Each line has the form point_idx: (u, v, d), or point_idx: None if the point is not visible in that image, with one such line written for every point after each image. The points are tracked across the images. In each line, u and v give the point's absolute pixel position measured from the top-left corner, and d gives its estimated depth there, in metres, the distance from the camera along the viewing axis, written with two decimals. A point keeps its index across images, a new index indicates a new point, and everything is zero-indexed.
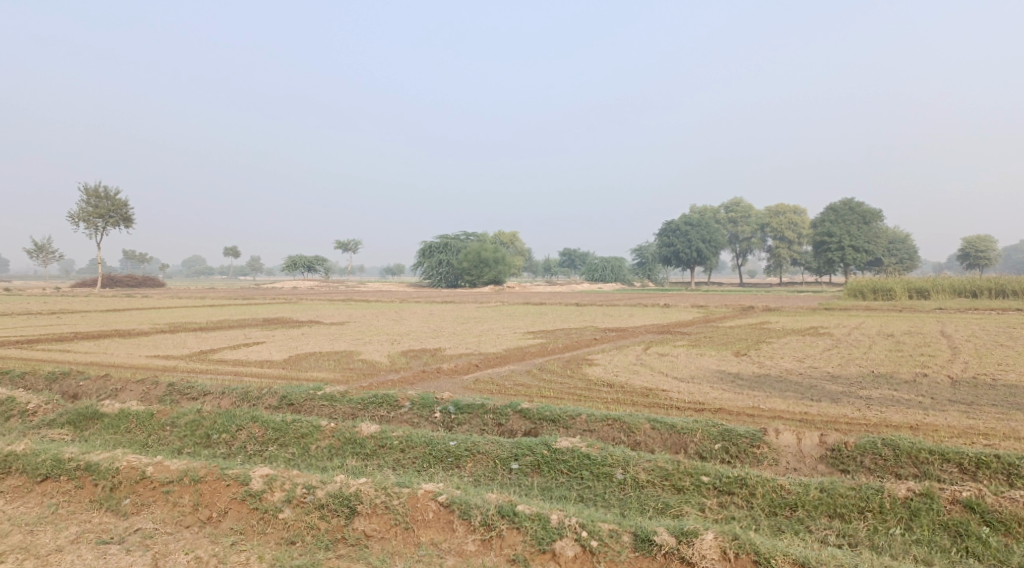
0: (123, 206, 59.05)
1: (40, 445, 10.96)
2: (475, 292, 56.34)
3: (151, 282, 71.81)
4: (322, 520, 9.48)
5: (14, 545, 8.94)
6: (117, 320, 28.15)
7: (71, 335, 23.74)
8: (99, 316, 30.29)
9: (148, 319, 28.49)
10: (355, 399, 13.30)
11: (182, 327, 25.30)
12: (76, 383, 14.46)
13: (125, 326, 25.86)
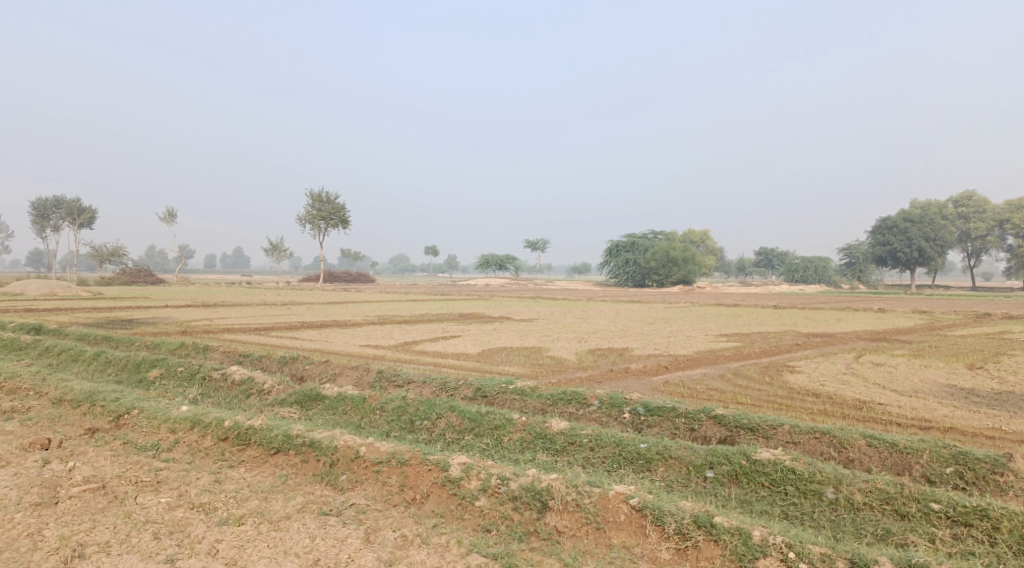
0: (342, 208, 63.72)
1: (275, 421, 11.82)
2: (667, 292, 55.44)
3: (359, 277, 77.00)
4: (516, 511, 9.56)
5: (252, 510, 9.58)
6: (335, 312, 30.33)
7: (296, 323, 25.88)
8: (317, 307, 32.80)
9: (360, 312, 30.45)
10: (544, 394, 13.34)
11: (389, 320, 26.78)
12: (303, 367, 15.69)
13: (341, 317, 27.79)
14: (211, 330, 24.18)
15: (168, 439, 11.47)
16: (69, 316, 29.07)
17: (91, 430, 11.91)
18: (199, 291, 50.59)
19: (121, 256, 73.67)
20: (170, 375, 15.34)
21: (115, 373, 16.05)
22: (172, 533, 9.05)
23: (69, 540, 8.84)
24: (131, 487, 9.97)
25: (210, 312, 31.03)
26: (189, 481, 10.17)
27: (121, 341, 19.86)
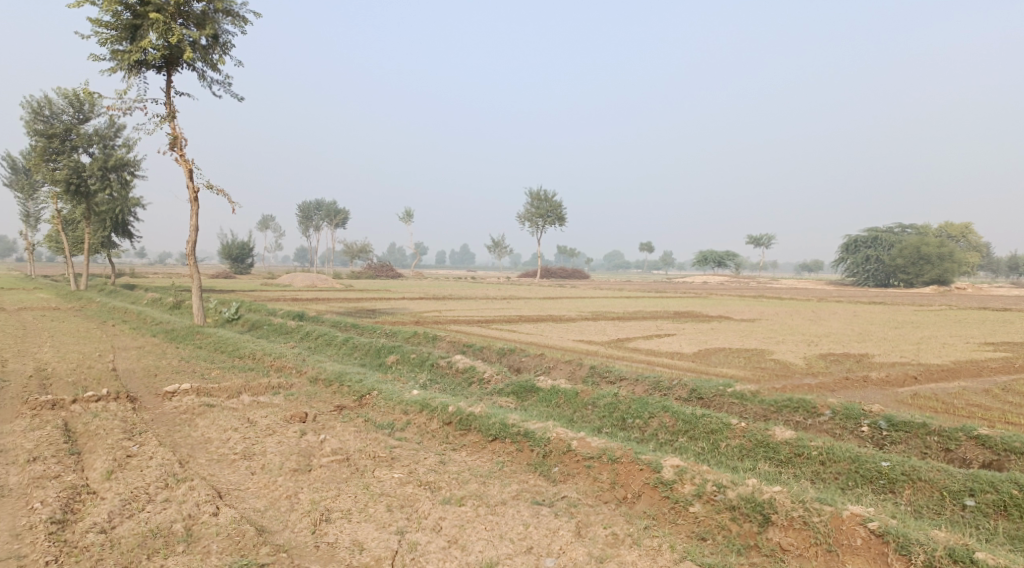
0: (559, 206, 64.35)
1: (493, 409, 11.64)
2: (916, 293, 50.63)
3: (578, 273, 77.88)
4: (734, 522, 8.75)
5: (471, 492, 9.15)
6: (551, 306, 30.59)
7: (515, 317, 26.34)
8: (535, 302, 33.36)
9: (576, 307, 30.48)
10: (768, 401, 12.21)
11: (604, 316, 26.50)
12: (519, 358, 15.74)
13: (557, 312, 27.96)
14: (438, 322, 25.20)
15: (402, 419, 11.81)
16: (321, 305, 31.91)
17: (339, 408, 12.78)
18: (430, 285, 53.53)
19: (364, 253, 80.30)
20: (404, 360, 16.00)
21: (361, 357, 17.11)
22: (403, 506, 8.67)
23: (318, 505, 8.66)
24: (369, 460, 9.98)
25: (439, 304, 32.53)
26: (418, 459, 10.02)
27: (366, 329, 21.24)
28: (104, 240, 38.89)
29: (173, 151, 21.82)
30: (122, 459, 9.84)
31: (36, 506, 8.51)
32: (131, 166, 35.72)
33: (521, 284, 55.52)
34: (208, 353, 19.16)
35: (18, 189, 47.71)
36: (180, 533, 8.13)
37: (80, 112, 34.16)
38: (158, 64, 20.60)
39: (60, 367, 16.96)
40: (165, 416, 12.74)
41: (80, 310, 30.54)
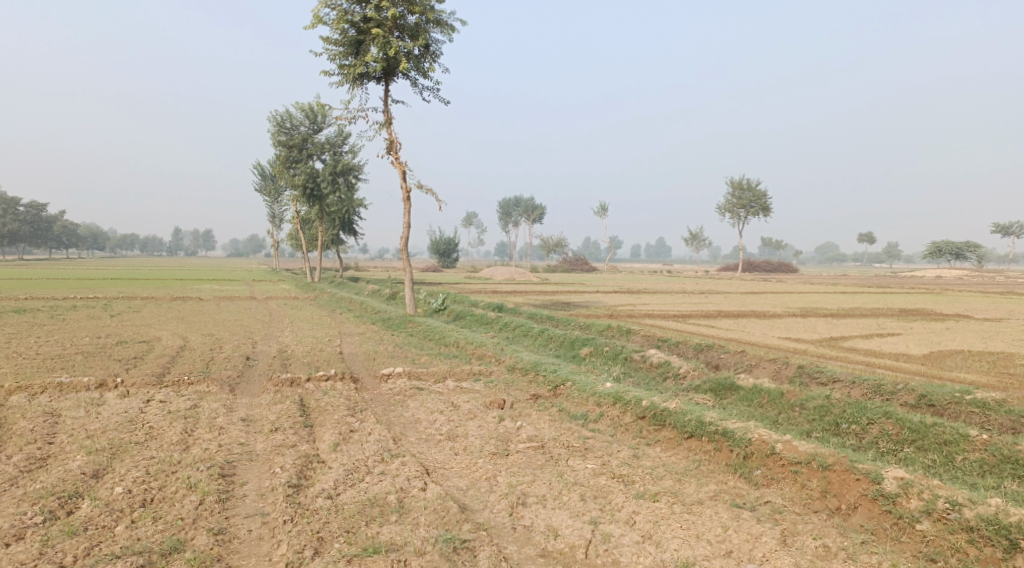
0: (763, 195, 61.61)
1: (688, 405, 11.28)
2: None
3: (789, 267, 74.19)
4: (972, 545, 8.04)
5: (666, 488, 9.03)
6: (757, 302, 29.43)
7: (717, 312, 25.64)
8: (740, 297, 32.26)
9: (784, 303, 29.11)
10: (1019, 411, 11.08)
11: (817, 312, 25.10)
12: (718, 356, 15.35)
13: (764, 307, 26.85)
14: (634, 315, 25.12)
15: (595, 410, 11.94)
16: (520, 298, 32.88)
17: (535, 396, 13.18)
18: (628, 279, 53.22)
19: (563, 247, 81.53)
20: (597, 353, 16.13)
21: (556, 348, 17.49)
22: (596, 497, 8.78)
23: (515, 488, 9.00)
24: (564, 450, 10.20)
25: (636, 298, 32.35)
26: (612, 452, 10.09)
27: (561, 321, 21.63)
28: (333, 237, 42.66)
29: (390, 154, 23.43)
30: (345, 431, 11.42)
31: (277, 471, 9.61)
32: (357, 171, 38.94)
33: (727, 279, 53.86)
34: (419, 340, 20.46)
35: (265, 193, 53.55)
36: (394, 504, 8.63)
37: (314, 123, 37.77)
38: (378, 75, 22.20)
39: (297, 349, 18.99)
40: (381, 396, 13.83)
41: (312, 300, 33.68)
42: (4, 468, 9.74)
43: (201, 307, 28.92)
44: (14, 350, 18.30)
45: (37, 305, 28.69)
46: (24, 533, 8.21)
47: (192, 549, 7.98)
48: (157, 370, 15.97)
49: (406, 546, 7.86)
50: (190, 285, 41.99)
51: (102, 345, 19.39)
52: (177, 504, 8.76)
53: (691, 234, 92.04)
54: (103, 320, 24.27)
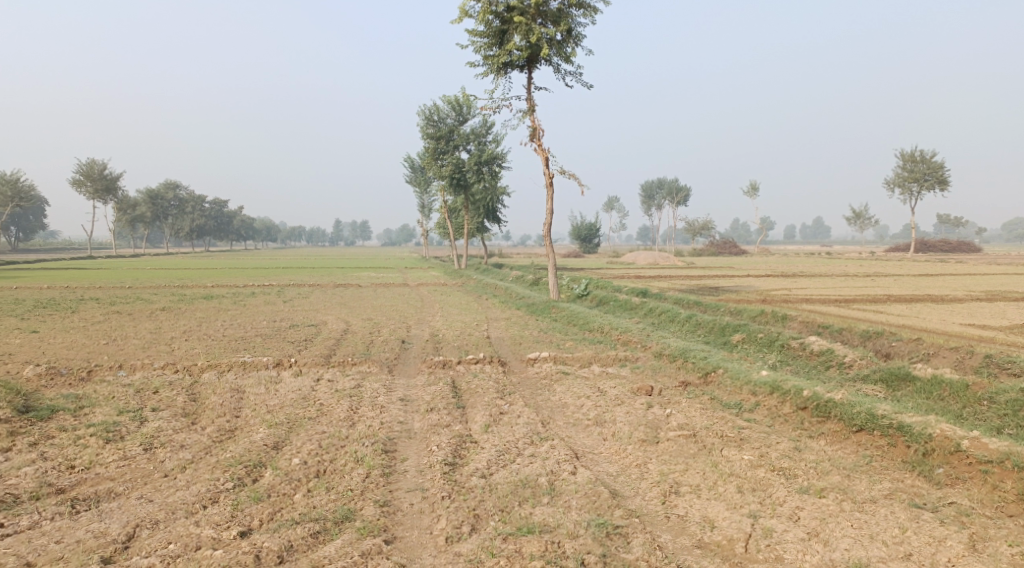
0: (940, 167, 57.07)
1: (858, 395, 10.58)
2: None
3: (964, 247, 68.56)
4: None
5: (834, 484, 8.50)
6: (930, 285, 27.32)
7: (885, 297, 24.00)
8: (912, 280, 30.05)
9: (963, 285, 26.88)
10: None
11: (1003, 297, 22.97)
12: (888, 343, 14.45)
13: (939, 291, 24.87)
14: (790, 301, 23.95)
15: (750, 400, 11.43)
16: (665, 283, 32.18)
17: (684, 383, 12.83)
18: (784, 261, 50.92)
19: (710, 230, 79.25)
20: (751, 340, 15.49)
21: (705, 335, 16.97)
22: (755, 489, 8.38)
23: (667, 476, 8.74)
24: (717, 439, 9.82)
25: (792, 282, 30.90)
26: (770, 443, 9.61)
27: (709, 306, 20.97)
28: (478, 225, 43.44)
29: (533, 142, 23.48)
30: (496, 414, 11.56)
31: (433, 449, 9.91)
32: (501, 159, 39.39)
33: (894, 260, 50.43)
34: (563, 326, 20.43)
35: (415, 184, 55.30)
36: (545, 486, 8.59)
37: (460, 115, 38.48)
38: (522, 64, 22.21)
39: (448, 333, 19.47)
40: (528, 380, 13.92)
41: (462, 285, 34.48)
42: (199, 437, 10.90)
43: (360, 293, 30.33)
44: (202, 333, 19.88)
45: (220, 292, 31.09)
46: (218, 497, 8.69)
47: (361, 518, 8.09)
48: (323, 351, 16.86)
49: (559, 528, 7.77)
50: (350, 273, 44.11)
51: (276, 327, 20.73)
52: (346, 476, 9.13)
53: (852, 212, 86.94)
54: (276, 305, 25.93)
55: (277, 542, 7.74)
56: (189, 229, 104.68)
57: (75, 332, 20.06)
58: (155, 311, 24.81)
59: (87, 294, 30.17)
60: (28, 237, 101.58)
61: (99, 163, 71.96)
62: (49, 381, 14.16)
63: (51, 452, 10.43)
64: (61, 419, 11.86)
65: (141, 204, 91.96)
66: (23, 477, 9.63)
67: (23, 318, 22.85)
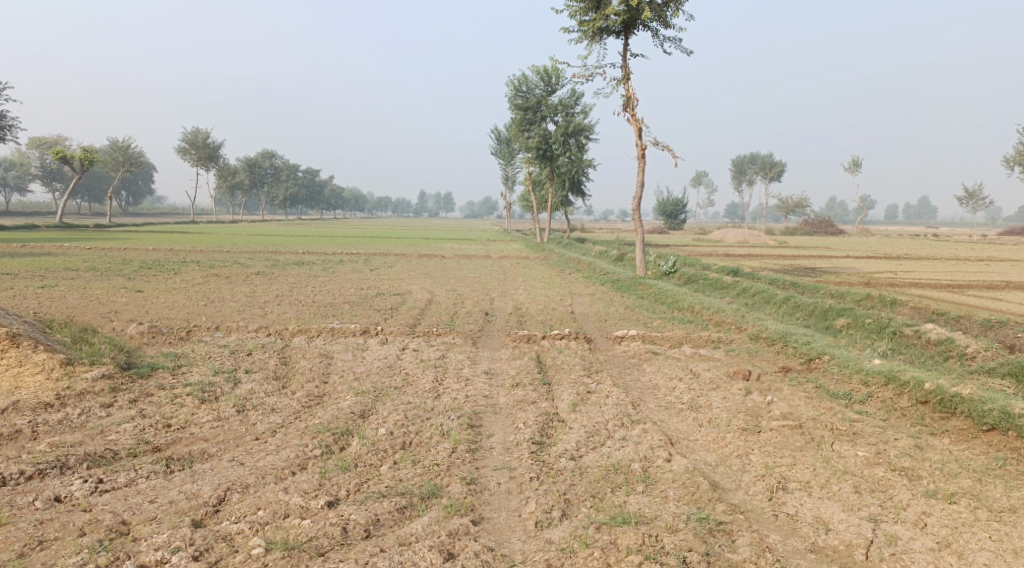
0: None
1: (988, 391, 9.93)
2: None
3: None
4: None
5: (964, 489, 7.73)
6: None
7: (1001, 283, 22.41)
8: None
9: None
10: None
11: None
12: (1014, 334, 13.56)
13: None
14: (896, 284, 22.69)
15: (861, 390, 10.85)
16: (758, 262, 30.97)
17: (785, 369, 12.16)
18: (885, 242, 48.54)
19: (804, 207, 76.40)
20: (858, 326, 14.62)
21: (805, 318, 16.12)
22: (874, 491, 7.70)
23: (773, 470, 8.12)
24: (827, 432, 9.22)
25: (897, 265, 29.25)
26: (887, 440, 8.96)
27: (808, 288, 19.94)
28: (561, 199, 42.80)
29: (626, 111, 22.72)
30: (583, 393, 11.06)
31: (520, 427, 9.52)
32: (588, 132, 38.60)
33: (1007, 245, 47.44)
34: (650, 304, 19.71)
35: (500, 156, 54.92)
36: (639, 473, 8.09)
37: (549, 85, 37.76)
38: (618, 29, 21.48)
39: (531, 307, 19.04)
40: (616, 358, 13.41)
41: (543, 259, 34.00)
42: (290, 401, 10.86)
43: (444, 264, 30.23)
44: (294, 298, 20.00)
45: (310, 258, 31.53)
46: (307, 464, 8.52)
47: (448, 496, 7.75)
48: (408, 321, 16.67)
49: (656, 520, 7.27)
50: (434, 243, 44.20)
51: (363, 295, 20.71)
52: (432, 450, 8.84)
53: (963, 192, 82.33)
54: (364, 273, 26.01)
55: (363, 515, 7.38)
56: (284, 197, 107.37)
57: (176, 293, 20.49)
58: (251, 274, 25.21)
59: (188, 257, 31.04)
60: (135, 201, 106.22)
61: (204, 132, 74.30)
62: (151, 339, 14.43)
63: (149, 409, 10.57)
64: (160, 377, 12.02)
65: (239, 172, 94.68)
66: (123, 434, 9.71)
67: (129, 278, 23.54)
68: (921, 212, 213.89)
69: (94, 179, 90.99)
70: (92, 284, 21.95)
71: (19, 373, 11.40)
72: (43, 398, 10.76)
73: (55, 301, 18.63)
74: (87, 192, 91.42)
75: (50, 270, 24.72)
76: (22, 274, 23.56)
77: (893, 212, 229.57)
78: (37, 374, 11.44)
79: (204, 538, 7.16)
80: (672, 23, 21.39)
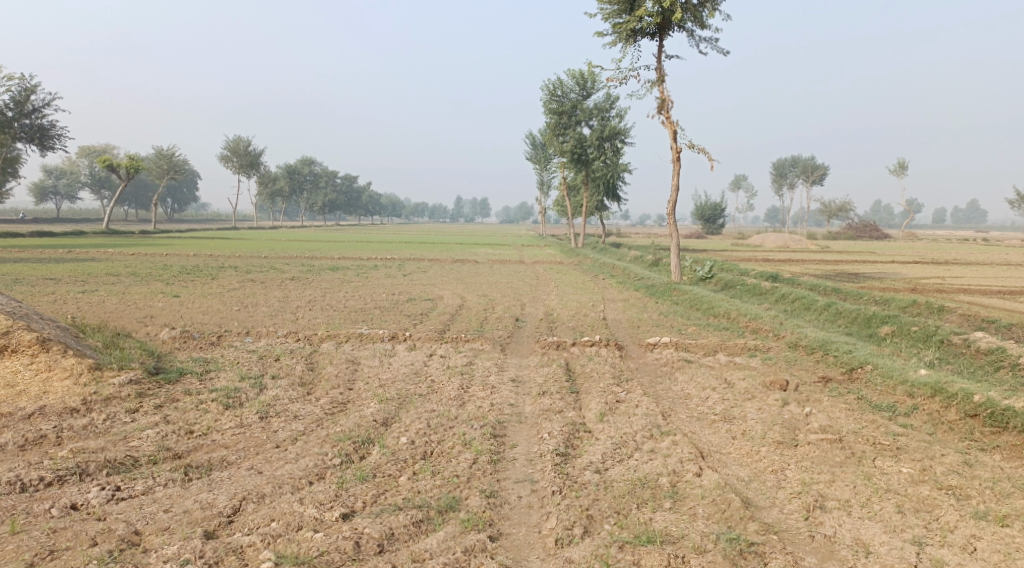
0: None
1: None
2: None
3: None
4: None
5: (1018, 510, 7.22)
6: None
7: None
8: None
9: None
10: None
11: None
12: None
13: None
14: (944, 290, 21.95)
15: (906, 402, 10.41)
16: (799, 267, 30.27)
17: (825, 379, 11.69)
18: (932, 247, 47.21)
19: (847, 211, 74.89)
20: (902, 334, 14.07)
21: (847, 325, 15.58)
22: (918, 510, 7.23)
23: (810, 487, 7.69)
24: (869, 447, 8.77)
25: (944, 270, 28.39)
26: (933, 456, 8.49)
27: (850, 294, 19.34)
28: (596, 204, 42.36)
29: (661, 114, 22.29)
30: (612, 402, 10.70)
31: (545, 437, 9.20)
32: (624, 135, 38.12)
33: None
34: (685, 310, 19.24)
35: (535, 161, 54.66)
36: (667, 488, 7.71)
37: (584, 89, 37.41)
38: (652, 31, 21.07)
39: (563, 313, 18.70)
40: (647, 366, 13.02)
41: (577, 265, 33.63)
42: (313, 408, 10.66)
43: (478, 269, 30.01)
44: (326, 303, 19.92)
45: (345, 263, 31.55)
46: (324, 474, 8.29)
47: (466, 510, 7.45)
48: (437, 326, 16.45)
49: (683, 540, 6.89)
50: (469, 248, 44.05)
51: (395, 300, 20.55)
52: (453, 460, 8.55)
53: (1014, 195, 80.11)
54: (397, 279, 25.90)
55: (378, 529, 7.12)
56: (323, 203, 108.34)
57: (211, 298, 20.54)
58: (286, 280, 25.20)
59: (226, 262, 31.24)
60: (180, 207, 108.04)
61: (245, 140, 75.15)
62: (182, 344, 14.38)
63: (173, 415, 10.45)
64: (187, 383, 11.92)
65: (280, 179, 95.67)
66: (145, 441, 9.57)
67: (166, 283, 23.68)
68: (970, 216, 208.46)
69: (139, 187, 92.70)
70: (130, 289, 22.11)
71: (47, 378, 11.36)
72: (69, 403, 10.69)
73: (92, 306, 18.76)
74: (133, 199, 93.17)
75: (91, 276, 25.01)
76: (63, 279, 23.85)
77: (940, 216, 224.32)
78: (64, 379, 11.39)
79: (214, 550, 6.95)
80: (707, 24, 20.93)
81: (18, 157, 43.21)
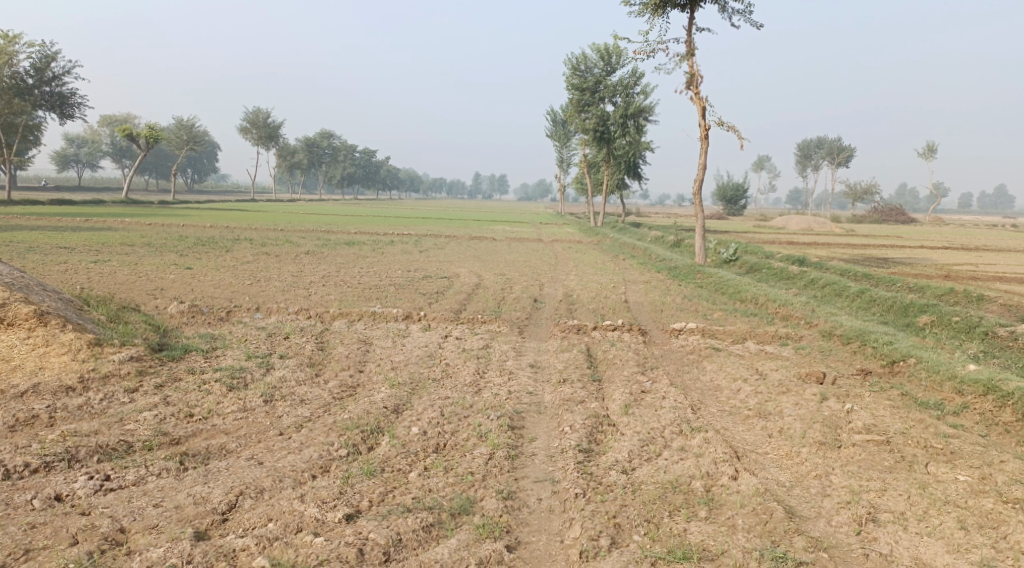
0: None
1: None
2: None
3: None
4: None
5: None
6: None
7: None
8: None
9: None
10: None
11: None
12: None
13: None
14: (979, 278, 21.03)
15: (954, 400, 9.72)
16: (824, 251, 29.39)
17: (864, 372, 10.95)
18: (961, 232, 45.90)
19: (872, 195, 73.23)
20: (942, 324, 13.29)
21: (882, 313, 14.81)
22: (984, 527, 6.70)
23: (859, 496, 7.15)
24: (920, 451, 8.07)
25: (976, 257, 27.34)
26: (992, 462, 7.77)
27: (883, 280, 18.50)
28: (617, 182, 41.45)
29: (689, 89, 21.41)
30: (637, 392, 10.00)
31: (566, 431, 8.53)
32: (648, 113, 37.00)
33: None
34: (710, 294, 18.50)
35: (556, 138, 53.69)
36: (701, 494, 7.14)
37: (608, 65, 36.39)
38: (682, 2, 20.17)
39: (583, 294, 17.96)
40: (673, 354, 12.30)
41: (596, 244, 32.90)
42: (320, 392, 10.03)
43: (495, 247, 29.33)
44: (340, 279, 19.32)
45: (361, 238, 30.98)
46: (329, 466, 7.66)
47: (481, 513, 6.94)
48: (453, 306, 15.81)
49: (723, 557, 6.40)
50: (488, 225, 43.33)
51: (410, 277, 19.90)
52: (468, 455, 7.91)
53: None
54: (413, 255, 25.27)
55: (384, 534, 6.64)
56: (342, 176, 107.78)
57: (223, 271, 19.94)
58: (301, 254, 24.62)
59: (243, 234, 30.69)
60: (200, 178, 107.90)
61: (265, 112, 74.57)
62: (190, 319, 13.79)
63: (174, 396, 9.82)
64: (190, 361, 11.30)
65: (299, 151, 95.14)
66: (142, 424, 8.94)
67: (180, 255, 23.14)
68: (997, 199, 203.61)
69: (160, 157, 92.65)
70: (144, 260, 21.59)
71: (45, 354, 10.70)
72: (65, 381, 10.06)
73: (104, 277, 18.25)
74: (154, 170, 93.23)
75: (106, 246, 24.55)
76: (78, 248, 23.37)
77: (965, 202, 220.47)
78: (62, 355, 10.72)
79: (204, 555, 6.50)
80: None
81: (39, 125, 42.82)
